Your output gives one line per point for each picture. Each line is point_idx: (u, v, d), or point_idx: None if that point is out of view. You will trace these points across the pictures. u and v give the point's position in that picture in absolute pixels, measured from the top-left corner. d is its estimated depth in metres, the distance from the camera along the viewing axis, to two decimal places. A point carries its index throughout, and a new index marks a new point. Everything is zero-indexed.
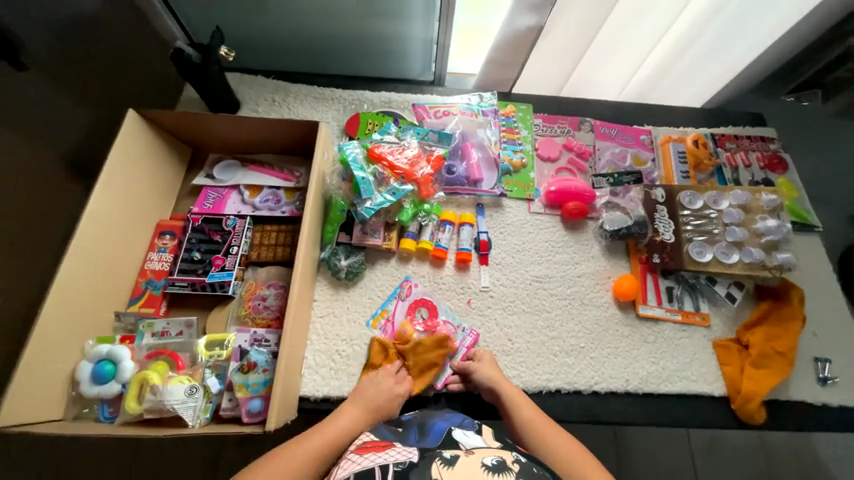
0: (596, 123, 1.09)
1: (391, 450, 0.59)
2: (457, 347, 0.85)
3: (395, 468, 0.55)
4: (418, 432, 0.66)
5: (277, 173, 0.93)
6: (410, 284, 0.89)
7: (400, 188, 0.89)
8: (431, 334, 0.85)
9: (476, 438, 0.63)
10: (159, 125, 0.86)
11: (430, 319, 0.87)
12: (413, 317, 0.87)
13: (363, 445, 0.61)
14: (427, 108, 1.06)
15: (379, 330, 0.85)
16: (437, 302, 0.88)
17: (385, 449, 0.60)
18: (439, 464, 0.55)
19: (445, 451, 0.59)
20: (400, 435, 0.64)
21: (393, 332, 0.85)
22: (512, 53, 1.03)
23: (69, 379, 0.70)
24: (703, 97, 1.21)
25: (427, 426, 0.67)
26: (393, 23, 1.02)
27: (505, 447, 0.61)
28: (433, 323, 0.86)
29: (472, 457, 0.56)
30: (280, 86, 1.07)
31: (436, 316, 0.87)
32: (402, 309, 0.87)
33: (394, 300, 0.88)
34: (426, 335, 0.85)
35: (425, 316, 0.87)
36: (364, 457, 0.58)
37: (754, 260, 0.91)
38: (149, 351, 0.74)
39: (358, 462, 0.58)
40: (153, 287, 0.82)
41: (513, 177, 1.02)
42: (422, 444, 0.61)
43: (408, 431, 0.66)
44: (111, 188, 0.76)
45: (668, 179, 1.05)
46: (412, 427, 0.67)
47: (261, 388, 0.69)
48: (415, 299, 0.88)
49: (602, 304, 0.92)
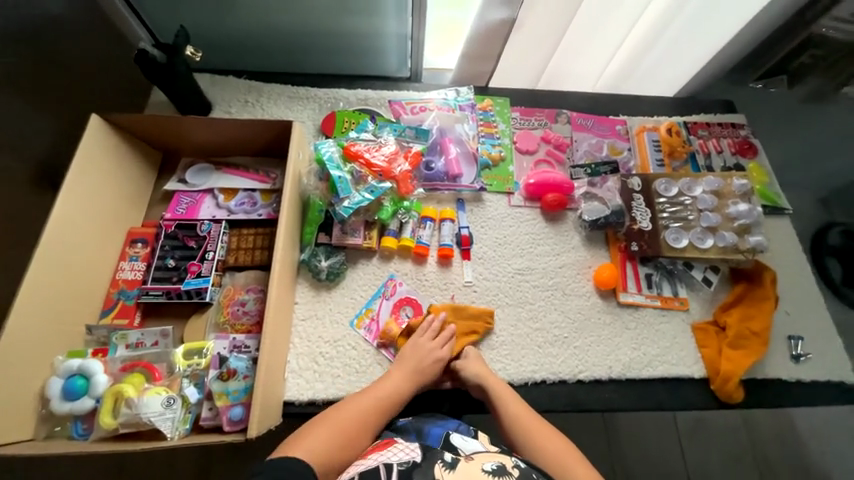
0: (572, 114, 1.10)
1: (394, 448, 0.60)
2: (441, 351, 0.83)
3: (400, 467, 0.55)
4: (417, 438, 0.67)
5: (252, 175, 0.91)
6: (394, 283, 0.89)
7: (378, 186, 0.88)
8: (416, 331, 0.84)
9: (475, 443, 0.64)
10: (125, 129, 0.83)
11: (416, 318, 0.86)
12: (398, 315, 0.86)
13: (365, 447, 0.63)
14: (403, 104, 1.06)
15: (362, 331, 0.84)
16: (421, 300, 0.88)
17: (388, 447, 0.61)
18: (441, 466, 0.55)
19: (446, 452, 0.59)
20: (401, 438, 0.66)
21: (378, 331, 0.84)
22: (486, 47, 1.03)
23: (38, 397, 0.67)
24: (676, 86, 1.23)
25: (425, 430, 0.68)
26: (365, 19, 1.01)
27: (503, 451, 0.62)
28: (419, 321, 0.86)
29: (472, 463, 0.57)
30: (252, 86, 1.05)
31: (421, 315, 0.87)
32: (386, 307, 0.87)
33: (378, 299, 0.87)
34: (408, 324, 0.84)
35: (410, 315, 0.87)
36: (367, 457, 0.59)
37: (727, 244, 0.94)
38: (124, 363, 0.71)
39: (361, 462, 0.59)
40: (126, 297, 0.79)
41: (493, 171, 1.02)
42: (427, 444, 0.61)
43: (407, 433, 0.68)
44: (75, 195, 0.73)
45: (644, 167, 1.07)
46: (410, 433, 0.68)
47: (242, 395, 0.67)
48: (399, 297, 0.88)
49: (584, 293, 0.94)
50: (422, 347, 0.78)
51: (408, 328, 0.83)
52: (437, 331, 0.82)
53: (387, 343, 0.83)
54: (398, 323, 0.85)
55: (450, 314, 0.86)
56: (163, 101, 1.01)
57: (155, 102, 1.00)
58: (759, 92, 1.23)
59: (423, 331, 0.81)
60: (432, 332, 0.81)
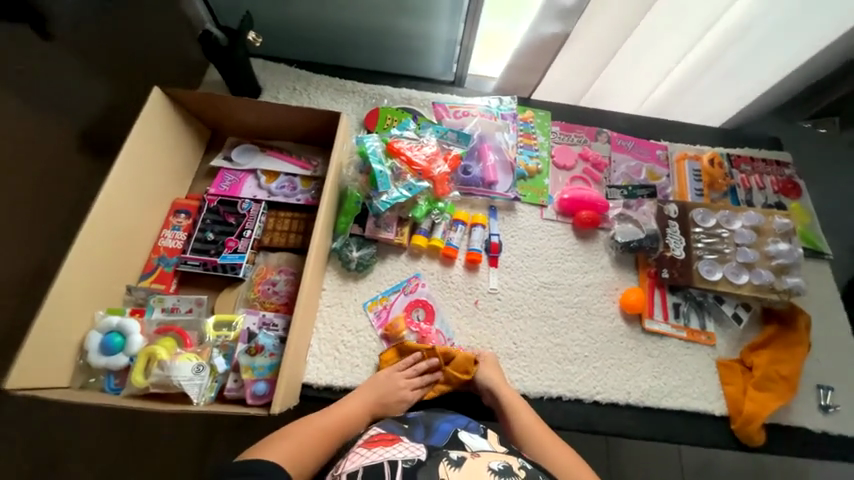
0: (613, 134, 1.10)
1: (399, 446, 0.61)
2: None
3: (405, 465, 0.57)
4: (424, 431, 0.66)
5: (294, 160, 0.93)
6: (417, 281, 0.89)
7: (416, 184, 0.90)
8: (422, 338, 0.85)
9: (482, 442, 0.64)
10: (182, 104, 0.87)
11: (425, 323, 0.86)
12: (409, 315, 0.87)
13: (370, 439, 0.64)
14: (447, 107, 1.07)
15: (371, 314, 0.86)
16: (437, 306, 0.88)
17: (392, 444, 0.62)
18: (446, 465, 0.57)
19: (452, 451, 0.60)
20: (407, 431, 0.66)
21: (385, 321, 0.85)
22: (535, 59, 1.04)
23: (78, 348, 0.70)
24: (721, 116, 1.20)
25: (434, 425, 0.67)
26: (419, 21, 1.03)
27: (510, 452, 0.63)
28: (427, 329, 0.85)
29: (477, 460, 0.59)
30: (302, 75, 1.08)
31: (432, 322, 0.87)
32: (402, 301, 0.87)
33: (397, 292, 0.88)
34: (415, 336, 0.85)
35: (421, 317, 0.87)
36: (372, 450, 0.61)
37: (762, 282, 0.92)
38: (159, 327, 0.74)
39: (366, 455, 0.60)
40: (165, 264, 0.82)
41: (528, 182, 1.02)
42: (429, 442, 0.62)
43: (414, 428, 0.67)
44: (133, 160, 0.77)
45: (681, 195, 1.06)
46: (418, 424, 0.68)
47: (267, 372, 0.69)
48: (416, 298, 0.88)
49: (609, 315, 0.93)
50: (393, 384, 0.76)
51: (400, 347, 0.82)
52: (416, 371, 0.79)
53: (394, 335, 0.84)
54: (407, 320, 0.86)
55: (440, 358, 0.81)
56: (216, 81, 1.05)
57: (209, 81, 1.04)
58: (807, 131, 1.20)
59: (404, 366, 0.79)
60: (413, 371, 0.79)
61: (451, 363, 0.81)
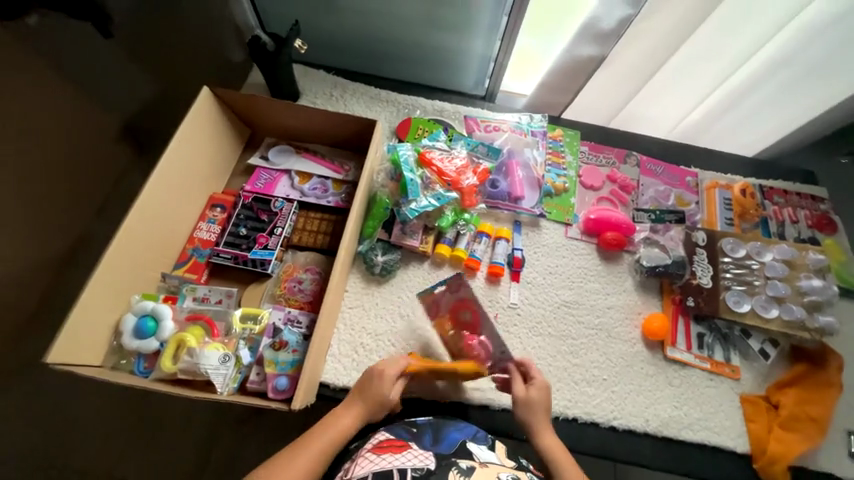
0: (642, 158, 1.09)
1: (408, 453, 0.62)
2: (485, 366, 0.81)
3: (414, 473, 0.59)
4: (432, 437, 0.66)
5: (327, 164, 0.96)
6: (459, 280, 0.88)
7: (444, 194, 0.91)
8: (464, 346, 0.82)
9: (490, 453, 0.65)
10: (226, 104, 0.91)
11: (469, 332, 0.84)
12: (455, 317, 0.85)
13: (379, 444, 0.64)
14: (478, 121, 1.09)
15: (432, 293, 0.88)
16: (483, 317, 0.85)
17: (402, 451, 0.63)
18: (456, 473, 0.60)
19: (460, 460, 0.62)
20: (415, 437, 0.66)
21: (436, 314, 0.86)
22: (568, 80, 1.06)
23: (113, 330, 0.73)
24: (754, 146, 1.17)
25: (442, 433, 0.66)
26: (456, 37, 1.06)
27: (518, 466, 0.64)
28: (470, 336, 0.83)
29: (486, 470, 0.61)
30: (339, 83, 1.12)
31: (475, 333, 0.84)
32: (447, 299, 0.87)
33: (442, 287, 0.88)
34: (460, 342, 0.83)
35: (470, 319, 0.85)
36: (381, 457, 0.61)
37: (793, 318, 0.89)
38: (189, 314, 0.76)
39: (375, 461, 0.61)
40: (198, 255, 0.85)
41: (554, 200, 1.03)
42: (437, 451, 0.63)
43: (423, 434, 0.66)
44: (178, 155, 0.81)
45: (710, 223, 1.04)
46: (427, 429, 0.67)
47: (289, 367, 0.70)
48: (456, 301, 0.87)
49: (630, 339, 0.91)
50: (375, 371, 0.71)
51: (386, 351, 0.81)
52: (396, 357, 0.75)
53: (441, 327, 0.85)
54: (455, 321, 0.85)
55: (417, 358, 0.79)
56: (258, 84, 1.09)
57: (252, 84, 1.09)
58: None
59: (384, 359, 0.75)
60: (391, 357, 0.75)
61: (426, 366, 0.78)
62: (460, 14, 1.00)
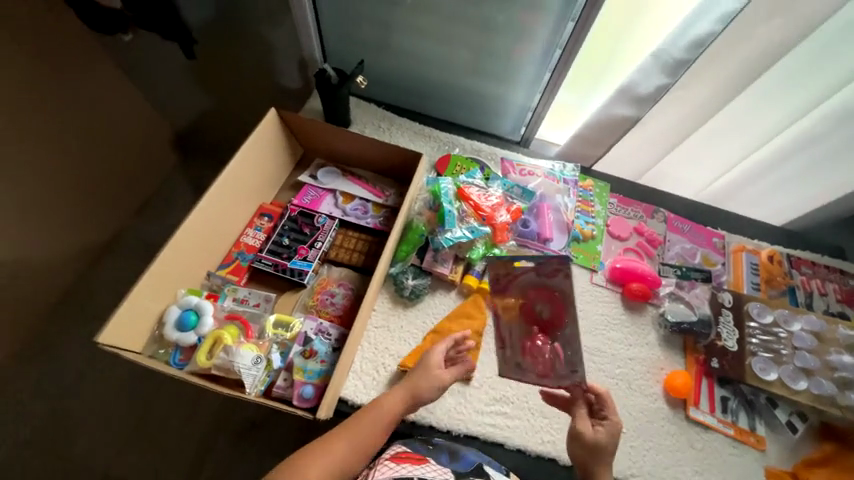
0: (670, 215, 1.12)
1: (426, 466, 0.71)
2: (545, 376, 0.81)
3: None
4: (448, 455, 0.75)
5: (369, 188, 1.02)
6: (556, 265, 0.90)
7: (478, 228, 0.96)
8: (532, 346, 0.84)
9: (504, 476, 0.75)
10: (287, 124, 1.00)
11: (543, 332, 0.86)
12: (537, 315, 0.87)
13: (397, 455, 0.72)
14: (513, 164, 1.15)
15: (490, 274, 0.93)
16: (569, 316, 0.87)
17: (420, 463, 0.71)
18: None
19: None
20: (433, 453, 0.75)
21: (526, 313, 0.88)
22: (602, 135, 1.12)
23: (157, 319, 0.79)
24: (783, 215, 1.19)
25: (459, 452, 0.76)
26: (501, 85, 1.13)
27: None
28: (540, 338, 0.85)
29: None
30: (388, 116, 1.21)
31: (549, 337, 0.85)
32: (529, 278, 0.90)
33: (530, 265, 0.91)
34: (521, 340, 0.85)
35: (544, 314, 0.87)
36: (400, 465, 0.70)
37: (822, 393, 0.87)
38: (228, 313, 0.81)
39: (395, 469, 0.69)
40: (242, 259, 0.90)
41: (581, 245, 1.06)
42: (455, 468, 0.73)
43: (439, 451, 0.75)
44: (239, 166, 0.88)
45: (737, 286, 1.05)
46: (443, 448, 0.76)
47: (315, 377, 0.73)
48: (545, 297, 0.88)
49: (651, 394, 0.90)
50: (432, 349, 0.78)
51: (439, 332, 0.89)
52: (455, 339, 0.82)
53: (500, 308, 0.89)
54: (527, 308, 0.88)
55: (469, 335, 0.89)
56: (314, 110, 1.19)
57: (308, 109, 1.19)
58: None
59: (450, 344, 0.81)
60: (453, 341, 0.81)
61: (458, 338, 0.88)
62: (505, 67, 1.08)
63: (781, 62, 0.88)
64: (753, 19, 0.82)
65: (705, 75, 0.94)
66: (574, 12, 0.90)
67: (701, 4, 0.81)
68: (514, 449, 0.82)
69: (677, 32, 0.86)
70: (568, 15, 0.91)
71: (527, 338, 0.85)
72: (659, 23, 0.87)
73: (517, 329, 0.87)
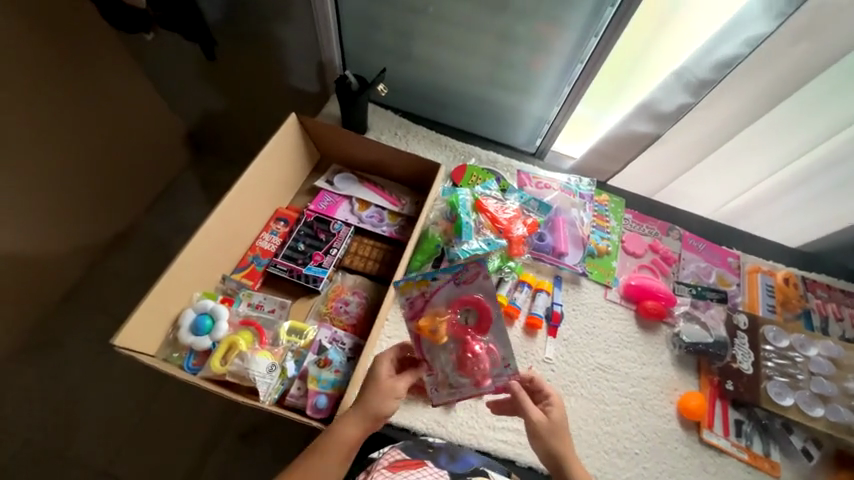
0: (685, 233, 1.11)
1: (423, 471, 0.73)
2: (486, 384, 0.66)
3: None
4: (447, 455, 0.78)
5: (386, 195, 1.02)
6: (474, 272, 0.67)
7: (495, 240, 0.96)
8: (463, 356, 0.67)
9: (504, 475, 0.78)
10: (306, 129, 1.00)
11: (475, 333, 0.68)
12: (463, 320, 0.68)
13: (395, 463, 0.74)
14: (530, 176, 1.15)
15: (400, 299, 0.71)
16: (497, 318, 0.67)
17: (417, 469, 0.74)
18: None
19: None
20: (432, 455, 0.77)
21: (449, 328, 0.68)
22: (620, 150, 1.12)
23: (172, 322, 0.79)
24: (798, 238, 1.17)
25: (458, 454, 0.78)
26: (519, 97, 1.12)
27: None
28: (471, 344, 0.67)
29: None
30: (404, 123, 1.21)
31: (483, 333, 0.67)
32: (447, 292, 0.68)
33: (446, 277, 0.68)
34: (451, 359, 0.68)
35: (470, 324, 0.68)
36: (397, 475, 0.72)
37: (839, 420, 0.86)
38: (242, 318, 0.81)
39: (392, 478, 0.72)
40: (257, 263, 0.90)
41: (596, 260, 1.05)
42: (452, 469, 0.75)
43: (438, 453, 0.77)
44: (258, 170, 0.88)
45: (752, 307, 1.03)
46: (442, 449, 0.78)
47: (329, 387, 0.73)
48: (471, 299, 0.67)
49: (664, 415, 0.89)
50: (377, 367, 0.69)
51: None
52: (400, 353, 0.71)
53: (421, 339, 0.69)
54: (451, 325, 0.68)
55: None
56: (331, 115, 1.19)
57: (326, 114, 1.19)
58: None
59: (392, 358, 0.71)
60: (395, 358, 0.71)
61: None
62: (524, 79, 1.07)
63: (803, 86, 0.88)
64: (779, 43, 0.82)
65: (729, 95, 0.94)
66: (599, 28, 0.90)
67: (726, 26, 0.81)
68: (526, 466, 0.81)
69: (701, 53, 0.86)
70: (592, 30, 0.91)
71: (454, 360, 0.68)
72: (683, 41, 0.87)
73: (444, 353, 0.68)
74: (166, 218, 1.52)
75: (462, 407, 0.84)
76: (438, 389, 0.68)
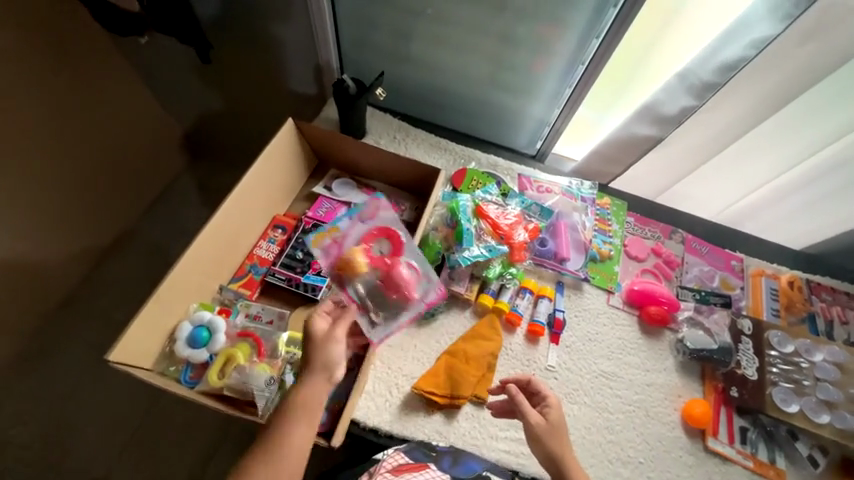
0: (688, 236, 1.10)
1: (427, 473, 0.69)
2: (416, 298, 0.77)
3: None
4: (450, 460, 0.74)
5: (385, 201, 1.01)
6: (376, 206, 0.85)
7: (496, 247, 0.94)
8: (388, 275, 0.77)
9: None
10: (303, 134, 0.98)
11: (392, 256, 0.80)
12: (376, 249, 0.80)
13: (398, 467, 0.70)
14: (531, 180, 1.14)
15: (316, 250, 0.79)
16: (404, 238, 0.82)
17: (420, 470, 0.69)
18: None
19: None
20: (435, 459, 0.73)
21: (366, 257, 0.78)
22: (621, 153, 1.10)
23: (168, 335, 0.78)
24: (802, 240, 1.16)
25: (461, 459, 0.75)
26: (519, 99, 1.11)
27: None
28: (394, 263, 0.78)
29: None
30: (403, 127, 1.19)
31: (399, 255, 0.80)
32: (357, 230, 0.82)
33: (353, 218, 0.84)
34: (378, 284, 0.76)
35: (385, 251, 0.80)
36: (401, 477, 0.67)
37: (845, 427, 0.86)
38: (240, 330, 0.79)
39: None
40: (255, 272, 0.89)
41: (598, 265, 1.04)
42: (455, 474, 0.71)
43: (441, 457, 0.74)
44: (255, 177, 0.86)
45: (756, 311, 1.02)
46: (446, 454, 0.75)
47: (329, 400, 0.74)
48: (381, 230, 0.82)
49: (668, 422, 0.88)
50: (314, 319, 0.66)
51: (451, 354, 0.86)
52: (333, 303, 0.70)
53: (346, 272, 0.76)
54: (369, 256, 0.79)
55: (476, 351, 0.87)
56: (329, 119, 1.17)
57: (323, 117, 1.17)
58: None
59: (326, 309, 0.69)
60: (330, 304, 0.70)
61: (468, 361, 0.86)
62: (524, 80, 1.05)
63: (809, 88, 0.87)
64: (784, 46, 0.81)
65: (733, 96, 0.92)
66: (600, 29, 0.88)
67: (730, 28, 0.80)
68: (529, 477, 0.80)
69: (705, 55, 0.84)
70: (594, 32, 0.89)
71: (380, 279, 0.76)
72: (686, 43, 0.85)
73: (371, 276, 0.77)
74: (163, 222, 1.51)
75: (464, 417, 0.83)
76: (376, 315, 0.74)
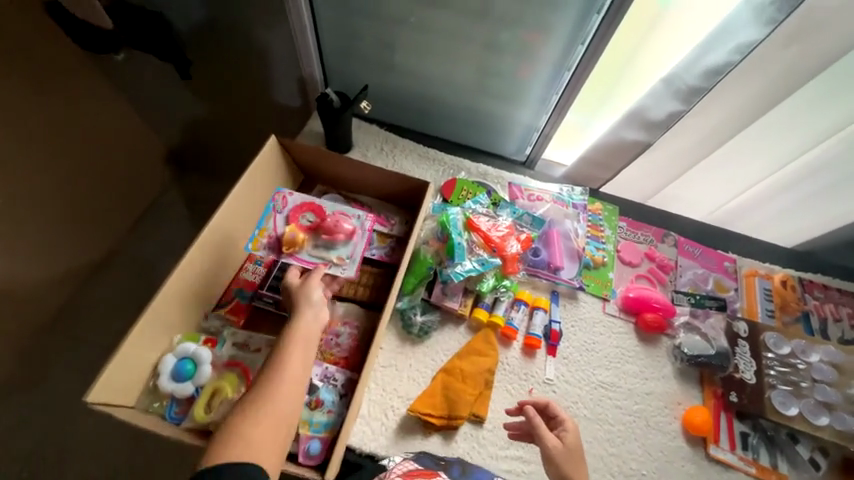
0: (680, 239, 1.09)
1: None
2: (358, 232, 0.83)
3: None
4: (460, 469, 0.73)
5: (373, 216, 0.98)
6: (283, 195, 0.86)
7: (488, 260, 0.93)
8: (323, 228, 0.82)
9: None
10: (287, 150, 0.96)
11: (318, 215, 0.84)
12: (301, 219, 0.84)
13: (410, 472, 0.70)
14: (521, 188, 1.12)
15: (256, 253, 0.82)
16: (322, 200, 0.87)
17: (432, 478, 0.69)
18: None
19: None
20: (444, 467, 0.72)
21: (298, 227, 0.83)
22: (610, 159, 1.09)
23: (151, 370, 0.75)
24: (792, 238, 1.16)
25: (471, 470, 0.74)
26: (507, 106, 1.10)
27: None
28: (322, 218, 0.83)
29: None
30: (390, 138, 1.17)
31: (323, 212, 0.85)
32: (279, 217, 0.84)
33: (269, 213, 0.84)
34: (322, 238, 0.82)
35: (311, 216, 0.84)
36: None
37: (845, 429, 0.85)
38: (228, 360, 0.76)
39: None
40: (241, 296, 0.85)
41: (592, 272, 1.03)
42: None
43: (450, 466, 0.73)
44: (237, 198, 0.83)
45: (751, 313, 1.01)
46: (454, 463, 0.74)
47: (322, 430, 0.70)
48: (295, 206, 0.85)
49: (669, 431, 0.87)
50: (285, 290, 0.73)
51: (446, 370, 0.85)
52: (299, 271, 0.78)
53: (294, 248, 0.80)
54: (300, 227, 0.83)
55: (471, 367, 0.85)
56: (314, 132, 1.15)
57: (308, 131, 1.15)
58: None
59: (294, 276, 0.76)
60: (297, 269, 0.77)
61: (465, 378, 0.84)
62: (511, 88, 1.04)
63: (795, 89, 0.86)
64: (768, 48, 0.80)
65: (720, 99, 0.92)
66: (585, 36, 0.88)
67: (714, 32, 0.79)
68: None
69: (689, 60, 0.84)
70: (578, 38, 0.89)
71: (322, 234, 0.82)
72: (671, 48, 0.85)
73: (316, 238, 0.82)
74: None
75: (463, 438, 0.81)
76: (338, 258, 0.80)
